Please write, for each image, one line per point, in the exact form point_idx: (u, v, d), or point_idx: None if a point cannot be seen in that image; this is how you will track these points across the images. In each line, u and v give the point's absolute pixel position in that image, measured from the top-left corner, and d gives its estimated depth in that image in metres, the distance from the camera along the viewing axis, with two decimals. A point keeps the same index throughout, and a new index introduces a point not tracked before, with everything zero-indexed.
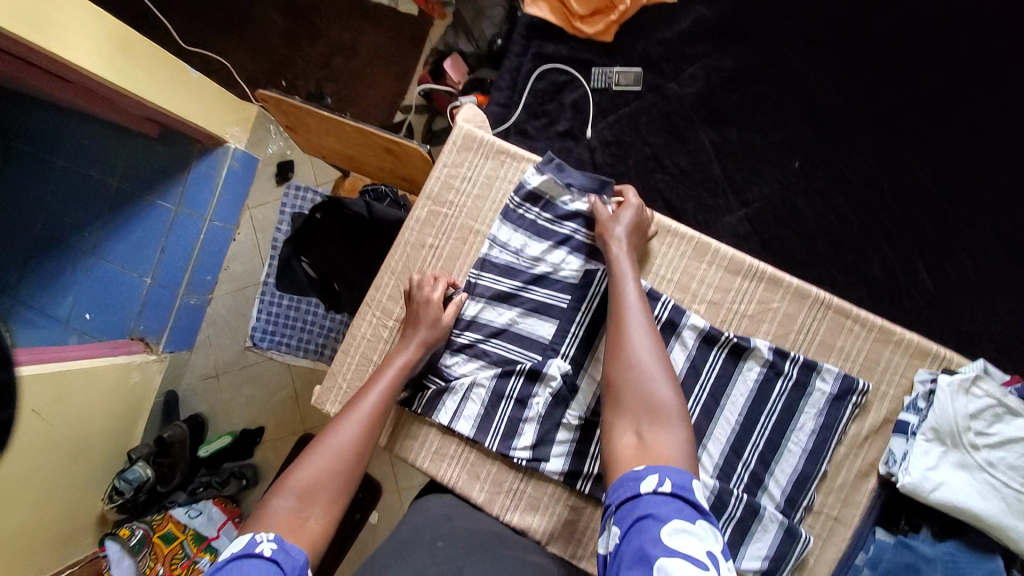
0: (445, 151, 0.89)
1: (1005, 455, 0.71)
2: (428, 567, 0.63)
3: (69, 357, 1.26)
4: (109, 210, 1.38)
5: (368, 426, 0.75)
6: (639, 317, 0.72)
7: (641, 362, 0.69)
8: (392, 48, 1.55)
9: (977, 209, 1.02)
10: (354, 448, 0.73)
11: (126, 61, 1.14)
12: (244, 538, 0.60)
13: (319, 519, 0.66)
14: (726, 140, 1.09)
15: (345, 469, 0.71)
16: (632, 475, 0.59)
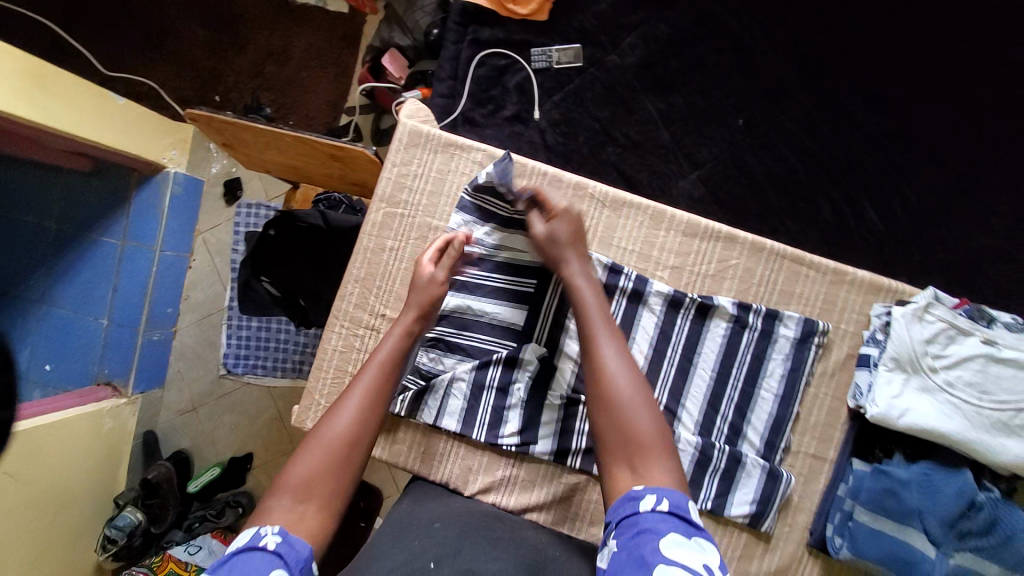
0: (392, 151, 0.81)
1: (962, 374, 0.66)
2: (427, 551, 0.62)
3: (37, 413, 1.19)
4: (51, 253, 1.27)
5: (369, 404, 0.66)
6: (608, 345, 0.64)
7: (615, 391, 0.61)
8: (327, 48, 1.49)
9: (920, 144, 1.03)
10: (354, 431, 0.64)
11: (43, 94, 1.04)
12: (248, 532, 0.54)
13: (317, 514, 0.58)
14: (670, 105, 1.08)
15: (343, 458, 0.62)
16: (630, 497, 0.54)
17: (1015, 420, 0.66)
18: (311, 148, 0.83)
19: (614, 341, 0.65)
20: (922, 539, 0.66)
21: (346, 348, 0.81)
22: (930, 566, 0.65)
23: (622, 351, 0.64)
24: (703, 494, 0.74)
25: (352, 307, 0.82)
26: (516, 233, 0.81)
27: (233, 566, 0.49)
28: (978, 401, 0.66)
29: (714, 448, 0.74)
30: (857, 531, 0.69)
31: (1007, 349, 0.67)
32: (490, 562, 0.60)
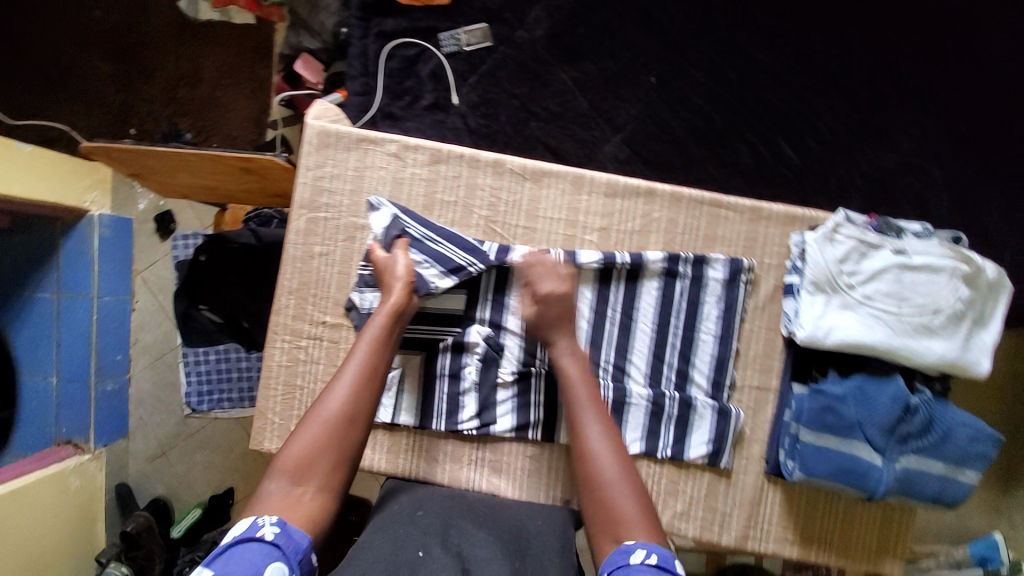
0: (303, 155, 0.79)
1: (879, 286, 0.69)
2: (412, 539, 0.63)
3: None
4: None
5: (358, 389, 0.67)
6: (593, 429, 0.68)
7: (594, 472, 0.66)
8: (240, 63, 1.44)
9: (820, 77, 1.08)
10: (343, 416, 0.66)
11: None
12: (246, 522, 0.58)
13: (314, 496, 0.62)
14: (584, 73, 1.09)
15: (336, 442, 0.65)
16: (622, 550, 0.59)
17: (934, 321, 0.68)
18: (218, 164, 0.81)
19: (598, 420, 0.69)
20: (866, 449, 0.69)
21: (292, 360, 0.80)
22: (880, 473, 0.69)
23: (606, 431, 0.68)
24: (662, 442, 0.77)
25: (291, 319, 0.80)
26: (443, 220, 0.80)
27: (234, 556, 0.53)
28: (897, 309, 0.68)
29: (665, 398, 0.77)
30: (805, 452, 0.70)
31: (917, 256, 0.69)
32: (479, 544, 0.63)
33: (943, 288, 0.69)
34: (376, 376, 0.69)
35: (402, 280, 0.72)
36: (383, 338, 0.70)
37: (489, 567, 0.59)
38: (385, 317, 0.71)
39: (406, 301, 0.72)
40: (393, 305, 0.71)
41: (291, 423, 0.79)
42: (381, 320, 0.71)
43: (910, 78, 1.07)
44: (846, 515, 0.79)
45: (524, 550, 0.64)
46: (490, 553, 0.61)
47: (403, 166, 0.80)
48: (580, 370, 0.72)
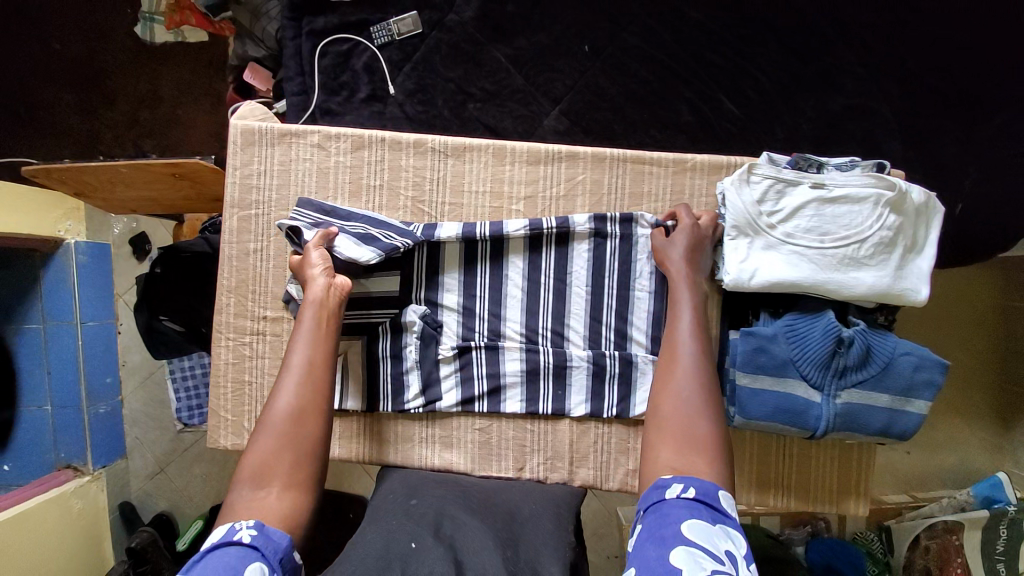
0: (229, 156, 0.81)
1: (800, 222, 0.68)
2: (403, 532, 0.62)
3: None
4: None
5: (305, 384, 0.66)
6: (689, 349, 0.66)
7: (675, 388, 0.64)
8: (195, 80, 1.46)
9: (759, 26, 1.05)
10: (295, 413, 0.64)
11: None
12: (223, 527, 0.54)
13: (280, 493, 0.58)
14: (516, 50, 1.08)
15: (293, 438, 0.63)
16: (659, 485, 0.56)
17: (860, 252, 0.67)
18: (150, 173, 0.83)
19: (695, 345, 0.66)
20: (803, 387, 0.69)
21: (238, 356, 0.81)
22: (819, 409, 0.69)
23: (700, 358, 0.66)
24: (607, 401, 0.78)
25: (232, 318, 0.81)
26: (371, 205, 0.81)
27: (208, 562, 0.49)
28: (819, 243, 0.68)
29: (605, 357, 0.78)
30: (743, 396, 0.70)
31: (837, 188, 0.68)
32: (473, 532, 0.63)
33: (867, 217, 0.67)
34: (317, 370, 0.67)
35: (319, 276, 0.72)
36: (319, 334, 0.69)
37: (483, 561, 0.57)
38: (316, 312, 0.70)
39: (328, 295, 0.71)
40: (318, 301, 0.70)
41: (244, 419, 0.82)
42: (312, 316, 0.70)
43: (851, 16, 1.04)
44: (800, 456, 0.79)
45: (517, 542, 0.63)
46: (485, 544, 0.60)
47: (327, 156, 0.81)
48: (692, 298, 0.70)
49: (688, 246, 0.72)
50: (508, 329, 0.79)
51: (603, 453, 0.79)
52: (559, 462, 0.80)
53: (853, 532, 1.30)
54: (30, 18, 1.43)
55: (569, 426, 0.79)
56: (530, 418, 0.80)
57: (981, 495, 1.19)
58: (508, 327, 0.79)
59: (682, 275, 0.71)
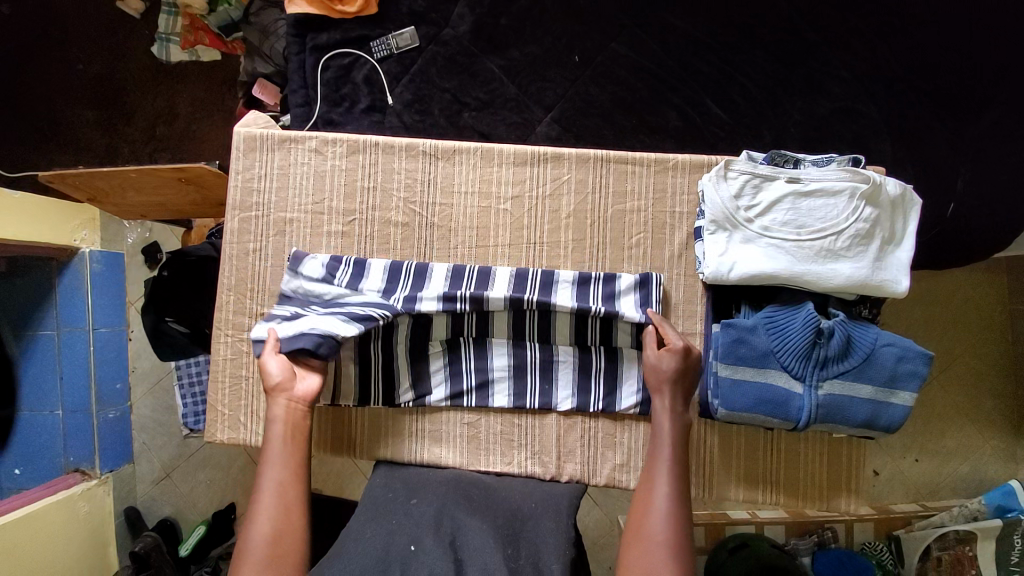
0: (232, 160, 0.85)
1: (776, 216, 0.70)
2: (403, 532, 0.65)
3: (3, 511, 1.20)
4: None
5: (281, 505, 0.66)
6: (663, 484, 0.67)
7: (648, 524, 0.64)
8: (208, 96, 1.53)
9: (745, 34, 1.08)
10: (272, 534, 0.64)
11: None
12: None
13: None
14: (510, 60, 1.12)
15: (270, 563, 0.63)
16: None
17: (837, 244, 0.69)
18: (158, 178, 0.88)
19: (671, 479, 0.67)
20: (785, 378, 0.70)
21: (237, 352, 0.85)
22: (801, 400, 0.69)
23: (676, 493, 0.66)
24: (593, 396, 0.80)
25: (232, 314, 0.85)
26: (365, 205, 0.84)
27: None
28: (796, 236, 0.69)
29: (590, 352, 0.80)
30: (724, 387, 0.71)
31: (812, 182, 0.70)
32: (473, 531, 0.65)
33: (843, 210, 0.69)
34: (291, 492, 0.68)
35: (281, 387, 0.73)
36: (288, 450, 0.71)
37: (483, 557, 0.60)
38: (283, 429, 0.71)
39: (295, 409, 0.73)
40: (281, 418, 0.71)
41: (240, 413, 0.84)
42: (280, 433, 0.71)
43: (834, 24, 1.07)
44: (788, 452, 0.79)
45: (520, 531, 0.67)
46: (483, 541, 0.63)
47: (324, 160, 0.85)
48: (669, 429, 0.71)
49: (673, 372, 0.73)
50: (496, 325, 0.81)
51: (589, 447, 0.81)
52: (546, 456, 0.81)
53: (861, 542, 1.25)
54: (55, 41, 1.52)
55: (556, 420, 0.81)
56: (517, 413, 0.82)
57: (994, 504, 1.16)
58: (496, 321, 0.81)
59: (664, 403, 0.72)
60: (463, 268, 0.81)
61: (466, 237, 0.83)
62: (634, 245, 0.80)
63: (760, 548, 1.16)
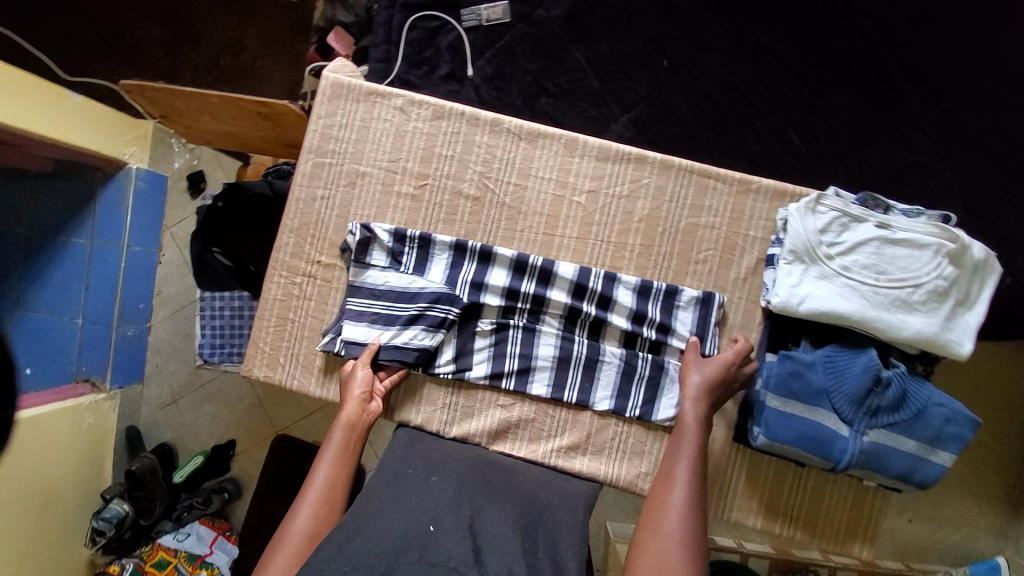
0: (316, 103, 0.85)
1: (857, 258, 0.70)
2: (422, 511, 0.62)
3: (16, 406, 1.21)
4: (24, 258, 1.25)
5: (325, 504, 0.69)
6: (680, 487, 0.68)
7: (668, 524, 0.64)
8: (278, 36, 1.52)
9: (838, 70, 1.07)
10: (312, 529, 0.66)
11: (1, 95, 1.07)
12: None
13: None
14: (598, 53, 1.11)
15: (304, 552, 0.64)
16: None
17: (913, 296, 0.69)
18: (237, 108, 0.88)
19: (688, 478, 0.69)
20: (832, 419, 0.70)
21: (288, 293, 0.85)
22: (845, 443, 0.69)
23: (691, 499, 0.67)
24: (632, 401, 0.79)
25: (289, 257, 0.85)
26: (439, 172, 0.84)
27: None
28: (875, 281, 0.69)
29: (637, 359, 0.79)
30: (771, 416, 0.70)
31: (901, 231, 0.71)
32: (492, 517, 0.63)
33: (925, 264, 0.69)
34: (336, 494, 0.70)
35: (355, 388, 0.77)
36: (343, 452, 0.74)
37: (502, 548, 0.58)
38: (344, 436, 0.75)
39: (358, 415, 0.76)
40: (348, 423, 0.75)
41: (280, 352, 0.85)
42: (341, 439, 0.75)
43: (931, 75, 1.05)
44: (814, 490, 0.79)
45: (537, 523, 0.66)
46: (504, 530, 0.61)
47: (406, 120, 0.84)
48: (692, 436, 0.71)
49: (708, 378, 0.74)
50: (549, 312, 0.81)
51: (619, 450, 0.80)
52: (575, 453, 0.81)
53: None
54: None
55: (590, 418, 0.81)
56: (552, 403, 0.81)
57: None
58: (549, 311, 0.81)
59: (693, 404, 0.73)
60: (527, 257, 0.80)
61: (535, 222, 0.82)
62: (701, 261, 0.80)
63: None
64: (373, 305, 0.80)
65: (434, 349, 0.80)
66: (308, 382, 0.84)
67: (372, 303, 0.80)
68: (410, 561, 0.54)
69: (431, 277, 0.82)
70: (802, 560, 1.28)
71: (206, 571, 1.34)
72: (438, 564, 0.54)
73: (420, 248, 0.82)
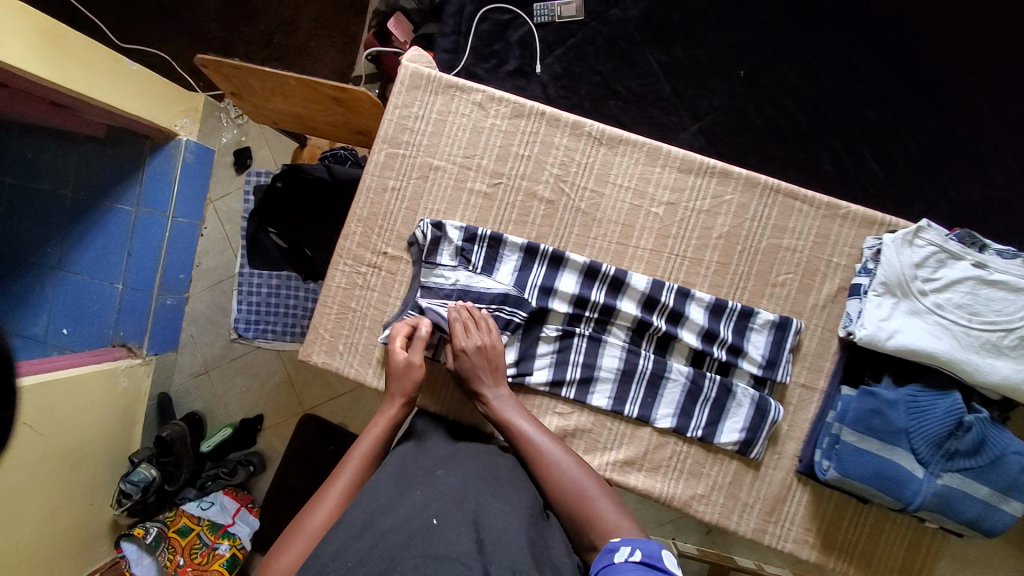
0: (394, 93, 0.83)
1: (952, 297, 0.69)
2: (427, 504, 0.60)
3: (52, 368, 1.15)
4: (68, 221, 1.24)
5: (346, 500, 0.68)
6: (549, 449, 0.71)
7: (575, 493, 0.67)
8: (334, 16, 1.43)
9: (922, 93, 1.03)
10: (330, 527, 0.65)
11: (60, 55, 1.01)
12: None
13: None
14: (672, 58, 1.08)
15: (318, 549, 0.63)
16: (607, 548, 0.58)
17: (1004, 340, 0.67)
18: (315, 91, 0.87)
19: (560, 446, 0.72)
20: (909, 460, 0.69)
21: (351, 282, 0.84)
22: (918, 485, 0.68)
23: (562, 452, 0.71)
24: (694, 421, 0.78)
25: (356, 246, 0.84)
26: (514, 172, 0.83)
27: None
28: (967, 321, 0.68)
29: (705, 379, 0.77)
30: (843, 451, 0.71)
31: (997, 272, 0.69)
32: (498, 514, 0.60)
33: (1020, 308, 0.68)
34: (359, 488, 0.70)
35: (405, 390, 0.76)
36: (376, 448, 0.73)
37: (506, 542, 0.56)
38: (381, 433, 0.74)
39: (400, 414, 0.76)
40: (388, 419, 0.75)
41: (340, 341, 0.84)
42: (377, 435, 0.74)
43: (1018, 106, 1.01)
44: (873, 526, 0.78)
45: (546, 522, 0.64)
46: (507, 523, 0.59)
47: (485, 116, 0.83)
48: (515, 407, 0.75)
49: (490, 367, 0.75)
50: (617, 322, 0.80)
51: (675, 469, 0.79)
52: (630, 467, 0.80)
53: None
54: None
55: (649, 434, 0.79)
56: (611, 416, 0.80)
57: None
58: (617, 322, 0.80)
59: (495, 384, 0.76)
60: (599, 266, 0.79)
61: (610, 231, 0.81)
62: (779, 284, 0.79)
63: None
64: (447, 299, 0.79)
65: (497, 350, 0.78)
66: (366, 373, 0.84)
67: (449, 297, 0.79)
68: (411, 557, 0.53)
69: (499, 278, 0.81)
70: None
71: (229, 541, 1.30)
72: (442, 557, 0.52)
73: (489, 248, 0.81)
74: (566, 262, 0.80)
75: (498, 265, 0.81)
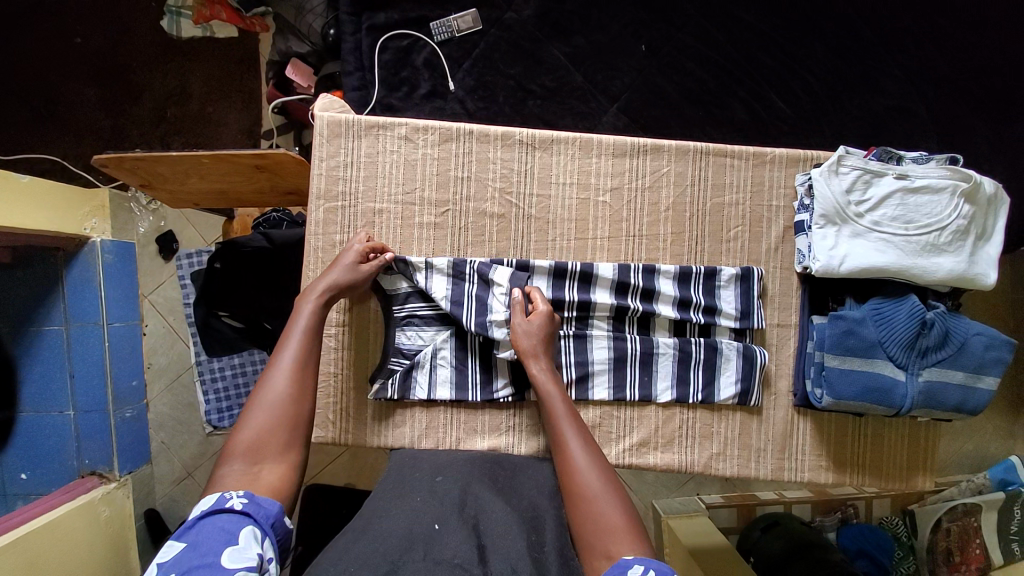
0: (316, 146, 0.81)
1: (885, 212, 0.74)
2: (427, 512, 0.61)
3: (18, 521, 1.01)
4: None
5: (298, 369, 0.67)
6: (575, 441, 0.68)
7: (587, 491, 0.63)
8: (226, 76, 1.35)
9: (808, 27, 1.09)
10: (290, 396, 0.65)
11: None
12: (212, 497, 0.55)
13: (274, 471, 0.61)
14: (575, 47, 1.10)
15: (290, 420, 0.65)
16: (619, 565, 0.55)
17: (941, 239, 0.73)
18: (234, 163, 0.83)
19: (576, 432, 0.69)
20: (890, 367, 0.73)
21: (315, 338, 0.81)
22: (904, 388, 0.73)
23: (587, 441, 0.68)
24: (692, 387, 0.80)
25: None
26: (459, 195, 0.82)
27: (203, 529, 0.51)
28: (905, 231, 0.73)
29: (690, 344, 0.80)
30: (833, 377, 0.75)
31: (919, 179, 0.75)
32: (496, 514, 0.62)
33: (945, 207, 0.73)
34: (313, 356, 0.69)
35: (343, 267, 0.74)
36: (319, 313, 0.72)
37: (505, 544, 0.57)
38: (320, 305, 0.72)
39: (339, 284, 0.74)
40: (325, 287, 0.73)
41: (328, 410, 0.81)
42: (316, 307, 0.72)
43: (893, 22, 1.07)
44: (875, 437, 0.83)
45: (542, 514, 0.66)
46: (506, 526, 0.60)
47: (414, 148, 0.82)
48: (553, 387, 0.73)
49: (541, 335, 0.75)
50: (597, 317, 0.81)
51: (688, 437, 0.81)
52: (647, 449, 0.81)
53: (878, 517, 1.29)
54: None
55: (655, 412, 0.81)
56: (616, 405, 0.81)
57: (996, 478, 1.23)
58: (596, 315, 0.81)
59: (543, 365, 0.74)
60: (565, 265, 0.80)
61: (565, 230, 0.82)
62: (733, 238, 0.82)
63: (791, 525, 1.20)
64: (421, 334, 0.81)
65: (491, 371, 0.80)
66: (366, 434, 0.81)
67: (422, 331, 0.81)
68: (415, 560, 0.52)
69: (496, 286, 0.79)
70: (839, 496, 1.30)
71: None
72: (443, 560, 0.52)
73: (481, 271, 0.79)
74: (530, 270, 0.80)
75: (467, 285, 0.79)
